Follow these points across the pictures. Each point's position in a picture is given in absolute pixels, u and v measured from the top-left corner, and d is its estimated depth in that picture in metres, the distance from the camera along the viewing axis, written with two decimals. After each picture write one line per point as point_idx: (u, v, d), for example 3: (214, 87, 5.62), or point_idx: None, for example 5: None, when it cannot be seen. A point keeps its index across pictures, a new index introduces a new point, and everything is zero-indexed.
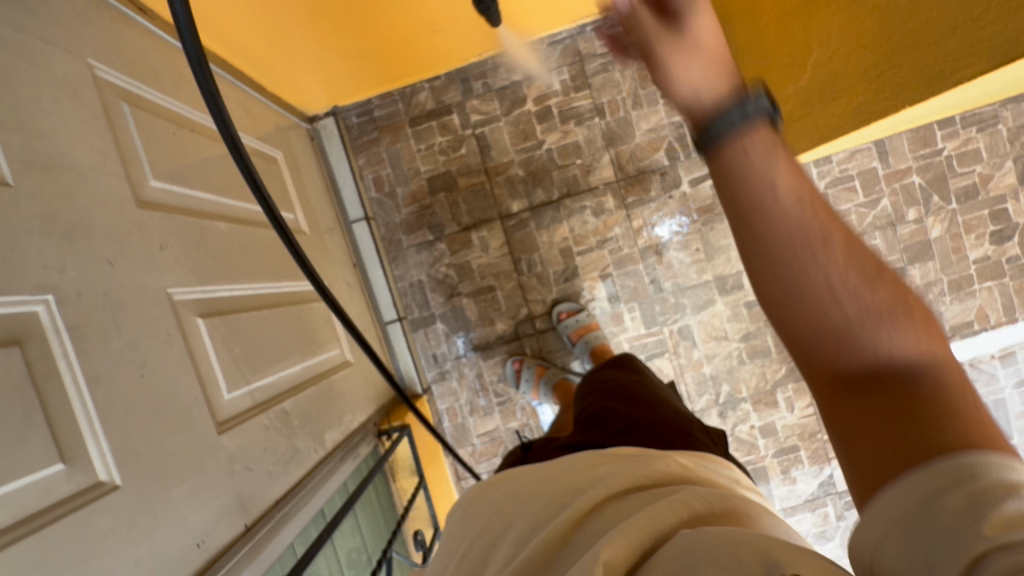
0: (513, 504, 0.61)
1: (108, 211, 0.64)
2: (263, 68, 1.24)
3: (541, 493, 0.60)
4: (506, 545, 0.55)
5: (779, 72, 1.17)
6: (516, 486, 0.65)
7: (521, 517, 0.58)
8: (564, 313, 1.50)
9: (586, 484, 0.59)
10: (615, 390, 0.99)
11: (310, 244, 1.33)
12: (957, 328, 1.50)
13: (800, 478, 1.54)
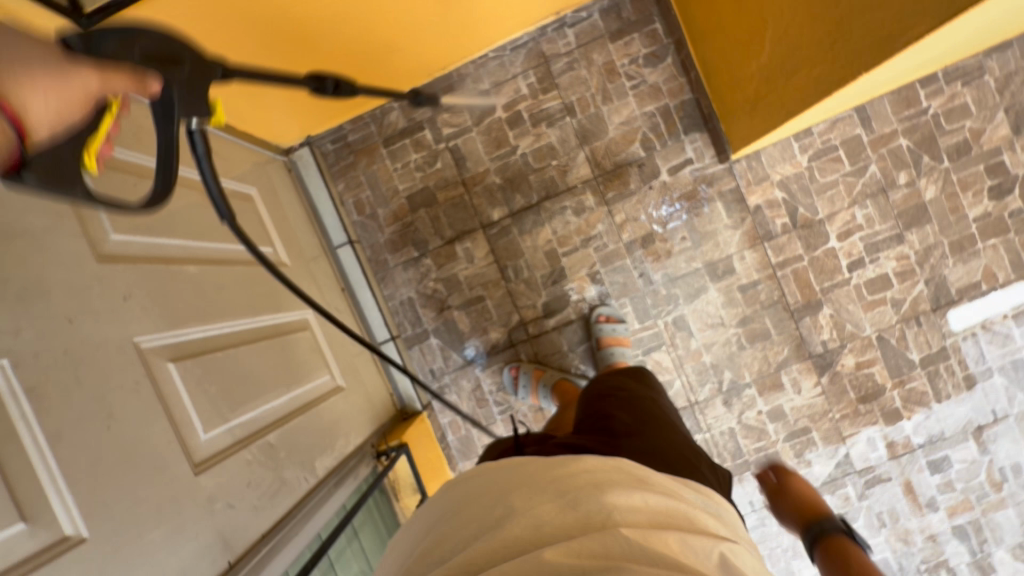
0: (504, 481, 0.69)
1: (65, 271, 0.67)
2: (227, 104, 1.24)
3: (535, 481, 0.67)
4: (488, 514, 0.64)
5: (744, 53, 1.16)
6: (513, 464, 0.73)
7: (508, 496, 0.66)
8: (605, 316, 1.47)
9: (576, 487, 0.65)
10: (624, 400, 0.96)
11: (295, 273, 1.35)
12: (964, 290, 1.44)
13: (815, 460, 1.50)
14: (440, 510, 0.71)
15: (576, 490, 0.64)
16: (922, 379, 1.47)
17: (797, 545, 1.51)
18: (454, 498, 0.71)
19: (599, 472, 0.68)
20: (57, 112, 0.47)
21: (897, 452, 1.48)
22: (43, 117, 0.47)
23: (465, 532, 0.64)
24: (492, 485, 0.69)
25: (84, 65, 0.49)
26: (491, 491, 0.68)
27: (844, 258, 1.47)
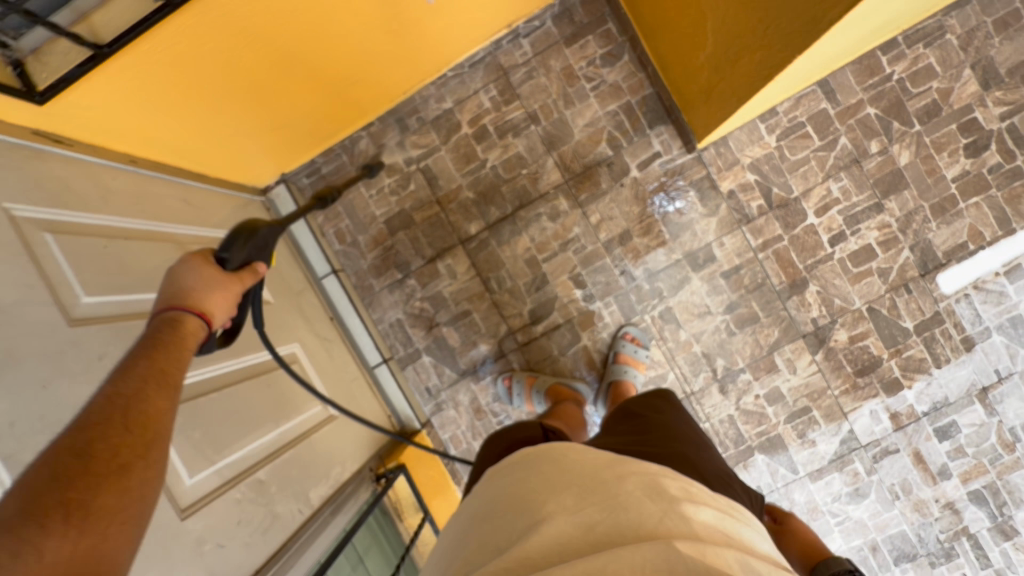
0: (550, 481, 0.67)
1: (37, 338, 0.70)
2: (206, 162, 1.22)
3: (584, 483, 0.65)
4: (536, 513, 0.62)
5: (689, 52, 1.21)
6: (559, 465, 0.70)
7: (556, 495, 0.63)
8: (630, 336, 1.49)
9: (624, 489, 0.63)
10: (655, 417, 0.96)
11: (283, 305, 1.36)
12: (951, 252, 1.42)
13: (819, 439, 1.48)
14: (483, 510, 0.69)
15: (627, 492, 0.62)
16: (918, 346, 1.44)
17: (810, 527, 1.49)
18: (496, 500, 0.69)
19: (646, 476, 0.66)
20: (221, 305, 0.73)
21: (902, 423, 1.46)
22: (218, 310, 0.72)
23: (512, 530, 0.62)
24: (538, 484, 0.67)
25: (232, 278, 0.76)
26: (536, 490, 0.66)
27: (824, 233, 1.46)
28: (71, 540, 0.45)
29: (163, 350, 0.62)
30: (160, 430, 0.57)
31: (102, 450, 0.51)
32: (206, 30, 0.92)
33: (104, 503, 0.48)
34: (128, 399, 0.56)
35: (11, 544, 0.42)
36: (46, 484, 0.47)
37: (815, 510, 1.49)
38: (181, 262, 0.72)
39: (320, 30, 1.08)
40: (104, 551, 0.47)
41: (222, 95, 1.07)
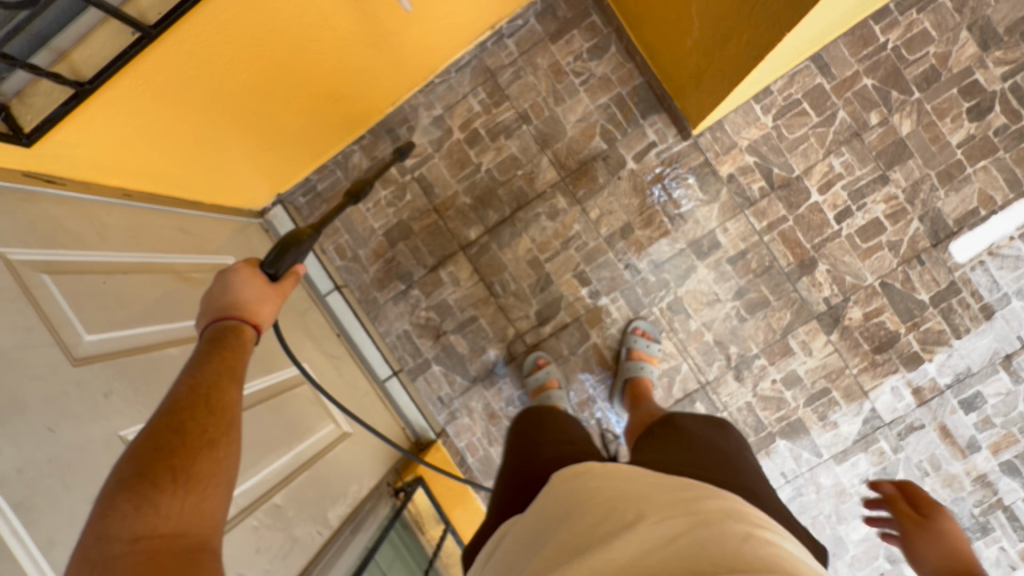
0: (623, 493, 0.61)
1: (40, 381, 0.69)
2: (199, 187, 1.22)
3: (663, 499, 0.60)
4: (614, 518, 0.57)
5: (675, 39, 1.20)
6: (628, 480, 0.65)
7: (632, 505, 0.58)
8: (641, 330, 1.47)
9: (708, 511, 0.58)
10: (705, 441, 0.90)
11: (290, 322, 1.35)
12: (962, 219, 1.39)
13: (841, 420, 1.45)
14: (543, 522, 0.63)
15: (711, 514, 0.58)
16: (937, 318, 1.41)
17: (840, 510, 1.46)
18: (555, 513, 0.63)
19: (725, 502, 0.62)
20: (271, 312, 0.74)
21: (925, 398, 1.42)
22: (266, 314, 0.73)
23: (583, 531, 0.56)
24: (611, 494, 0.61)
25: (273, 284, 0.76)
26: (606, 497, 0.61)
27: (830, 210, 1.43)
28: (179, 498, 0.52)
29: (229, 354, 0.65)
30: (235, 409, 0.62)
31: (193, 427, 0.57)
32: (182, 60, 0.89)
33: (200, 470, 0.55)
34: (208, 386, 0.61)
35: (134, 500, 0.51)
36: (152, 454, 0.54)
37: (843, 493, 1.46)
38: (230, 273, 0.73)
39: (297, 44, 1.05)
40: (203, 509, 0.54)
41: (207, 120, 1.06)
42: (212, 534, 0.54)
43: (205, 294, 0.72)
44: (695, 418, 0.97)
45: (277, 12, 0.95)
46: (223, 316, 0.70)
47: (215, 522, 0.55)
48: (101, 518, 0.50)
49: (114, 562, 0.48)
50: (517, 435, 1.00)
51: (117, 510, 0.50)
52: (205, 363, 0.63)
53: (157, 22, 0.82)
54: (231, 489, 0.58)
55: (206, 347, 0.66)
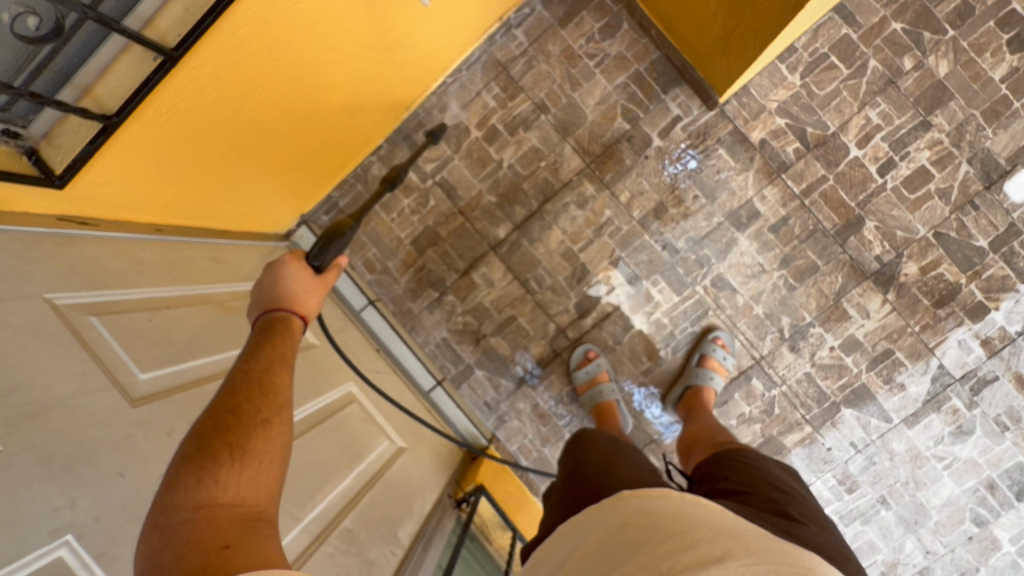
0: (708, 525, 0.53)
1: (104, 426, 0.67)
2: (224, 217, 1.20)
3: (757, 544, 0.51)
4: (700, 549, 0.48)
5: (693, 12, 1.29)
6: (715, 516, 0.56)
7: (720, 539, 0.50)
8: (720, 340, 1.41)
9: (813, 568, 0.49)
10: (778, 483, 0.87)
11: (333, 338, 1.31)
12: (1014, 156, 1.33)
13: (908, 381, 1.39)
14: (611, 541, 0.54)
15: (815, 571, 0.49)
16: (998, 264, 1.35)
17: (917, 475, 1.40)
18: (621, 535, 0.54)
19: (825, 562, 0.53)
20: (316, 304, 0.78)
21: (995, 348, 1.36)
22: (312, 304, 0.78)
23: (663, 556, 0.47)
24: (693, 522, 0.53)
25: (317, 275, 0.80)
26: (686, 523, 0.52)
27: (872, 164, 1.37)
28: (236, 471, 0.54)
29: (279, 342, 0.69)
30: (285, 394, 0.64)
31: (247, 407, 0.59)
32: (204, 85, 0.86)
33: (255, 446, 0.57)
34: (260, 372, 0.63)
35: (195, 472, 0.52)
36: (212, 431, 0.56)
37: (919, 457, 1.40)
38: (278, 264, 0.77)
39: (312, 58, 1.02)
40: (259, 482, 0.55)
41: (229, 147, 1.03)
42: (267, 507, 0.54)
43: (254, 286, 0.77)
44: (771, 464, 0.91)
45: (292, 27, 0.92)
46: (272, 307, 0.74)
47: (270, 496, 0.56)
48: (166, 489, 0.51)
49: (178, 528, 0.49)
50: (576, 453, 0.90)
51: (179, 480, 0.52)
52: (257, 350, 0.66)
53: (179, 44, 0.78)
54: (284, 467, 0.59)
55: (257, 336, 0.70)
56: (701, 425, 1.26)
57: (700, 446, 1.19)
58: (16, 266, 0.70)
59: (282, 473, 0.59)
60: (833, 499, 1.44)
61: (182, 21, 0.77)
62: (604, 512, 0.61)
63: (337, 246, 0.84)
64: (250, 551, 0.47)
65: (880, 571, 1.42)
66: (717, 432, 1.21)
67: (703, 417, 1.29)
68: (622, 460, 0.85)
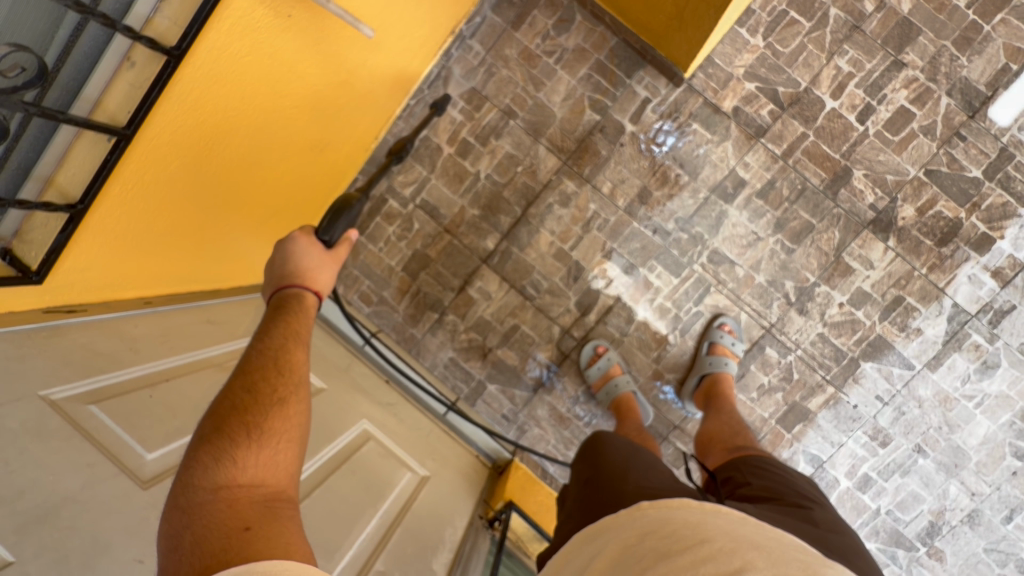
0: (729, 534, 0.52)
1: (117, 514, 0.67)
2: (213, 274, 1.20)
3: (778, 555, 0.49)
4: (719, 560, 0.47)
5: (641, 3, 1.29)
6: (734, 524, 0.55)
7: (740, 549, 0.49)
8: (726, 326, 1.40)
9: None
10: (799, 489, 0.84)
11: (341, 377, 1.30)
12: (994, 81, 1.30)
13: (924, 325, 1.36)
14: (630, 552, 0.53)
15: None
16: (996, 192, 1.32)
17: (950, 418, 1.37)
18: (636, 546, 0.53)
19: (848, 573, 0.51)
20: (330, 278, 0.79)
21: (1008, 277, 1.33)
22: (324, 277, 0.78)
23: (681, 567, 0.46)
24: (713, 532, 0.52)
25: (328, 252, 0.81)
26: (705, 533, 0.51)
27: (850, 113, 1.35)
28: (255, 450, 0.54)
29: (293, 319, 0.70)
30: (300, 374, 0.64)
31: (263, 386, 0.60)
32: (166, 153, 0.85)
33: (272, 426, 0.57)
34: (275, 352, 0.64)
35: (214, 451, 0.53)
36: (229, 412, 0.57)
37: (948, 400, 1.37)
38: (290, 240, 0.78)
39: (274, 102, 1.00)
40: (277, 463, 0.55)
41: (205, 206, 1.02)
42: (287, 487, 0.55)
43: (268, 262, 0.78)
44: (794, 470, 0.89)
45: (248, 80, 0.90)
46: (286, 285, 0.75)
47: (289, 478, 0.56)
48: (186, 471, 0.52)
49: (200, 509, 0.49)
50: (592, 456, 0.88)
51: (198, 461, 0.52)
52: (271, 329, 0.67)
53: (130, 120, 0.75)
54: (302, 447, 0.59)
55: (271, 314, 0.71)
56: (722, 421, 1.24)
57: (717, 448, 1.17)
58: (8, 368, 0.70)
59: (299, 454, 0.59)
60: (869, 456, 1.41)
61: (130, 96, 0.75)
62: (622, 526, 0.60)
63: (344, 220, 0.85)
64: (270, 535, 0.47)
65: (928, 521, 1.40)
66: (737, 431, 1.18)
67: (725, 411, 1.27)
68: (639, 462, 0.82)
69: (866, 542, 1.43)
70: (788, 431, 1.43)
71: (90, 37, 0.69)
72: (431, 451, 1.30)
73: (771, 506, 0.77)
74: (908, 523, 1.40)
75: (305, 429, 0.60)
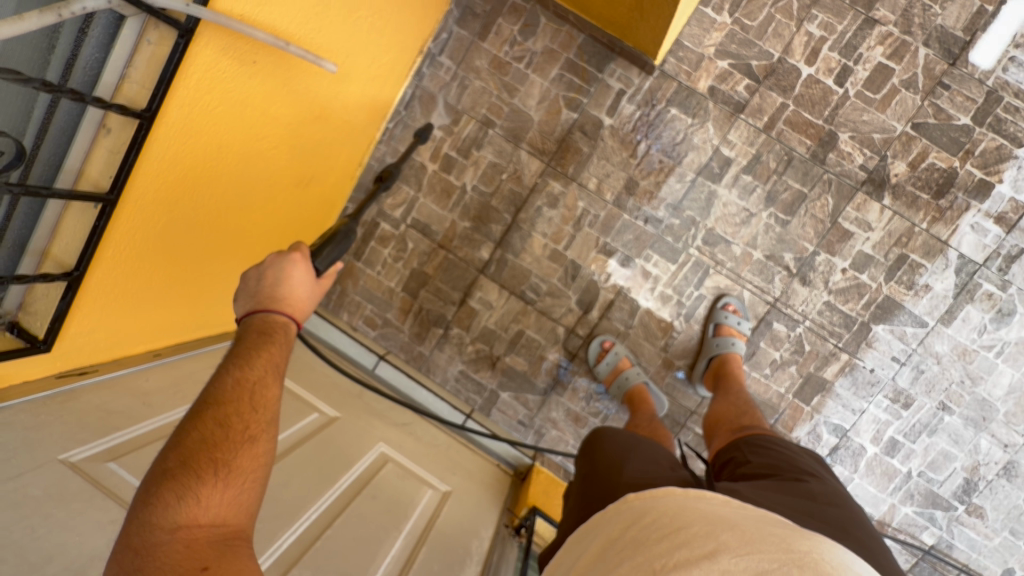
0: (707, 517, 0.52)
1: None
2: (214, 319, 1.22)
3: (754, 532, 0.49)
4: (693, 544, 0.47)
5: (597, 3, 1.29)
6: (714, 507, 0.55)
7: (715, 531, 0.49)
8: (730, 306, 1.39)
9: (811, 551, 0.47)
10: (797, 463, 0.83)
11: (353, 404, 1.32)
12: (971, 25, 1.28)
13: (932, 281, 1.34)
14: (612, 546, 0.54)
15: (813, 555, 0.46)
16: (988, 136, 1.29)
17: (971, 371, 1.34)
18: (619, 542, 0.54)
19: (829, 542, 0.50)
20: (311, 306, 0.75)
21: (1012, 221, 1.30)
22: (309, 302, 0.74)
23: (657, 555, 0.48)
24: (691, 517, 0.52)
25: (320, 279, 0.78)
26: (683, 519, 0.52)
27: (827, 77, 1.33)
28: (220, 490, 0.52)
29: (274, 347, 0.66)
30: (273, 409, 0.62)
31: (237, 421, 0.57)
32: (151, 210, 0.87)
33: (241, 465, 0.55)
34: (253, 383, 0.61)
35: (178, 489, 0.50)
36: (197, 446, 0.54)
37: (967, 353, 1.34)
38: (288, 263, 0.73)
39: (251, 146, 1.02)
40: (241, 502, 0.53)
41: (198, 256, 1.04)
42: (247, 526, 0.53)
43: (254, 275, 0.72)
44: (794, 445, 0.88)
45: (223, 127, 0.92)
46: (267, 308, 0.69)
47: (250, 517, 0.54)
48: (144, 507, 0.49)
49: (156, 551, 0.47)
50: (591, 453, 0.88)
51: (160, 498, 0.50)
52: (253, 357, 0.62)
53: (113, 185, 0.77)
54: (265, 485, 0.57)
55: (252, 338, 0.65)
56: (729, 402, 1.23)
57: (723, 429, 1.16)
58: (27, 438, 0.73)
59: (263, 490, 0.57)
60: (893, 419, 1.39)
61: (110, 162, 0.77)
62: (612, 516, 0.61)
63: (337, 249, 0.83)
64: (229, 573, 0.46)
65: (962, 478, 1.37)
66: (743, 410, 1.18)
67: (732, 392, 1.27)
68: (636, 453, 0.82)
69: (902, 507, 1.40)
70: (807, 404, 1.42)
71: (65, 111, 0.72)
72: (451, 467, 1.31)
73: (767, 481, 0.76)
74: (942, 482, 1.38)
75: (271, 466, 0.58)
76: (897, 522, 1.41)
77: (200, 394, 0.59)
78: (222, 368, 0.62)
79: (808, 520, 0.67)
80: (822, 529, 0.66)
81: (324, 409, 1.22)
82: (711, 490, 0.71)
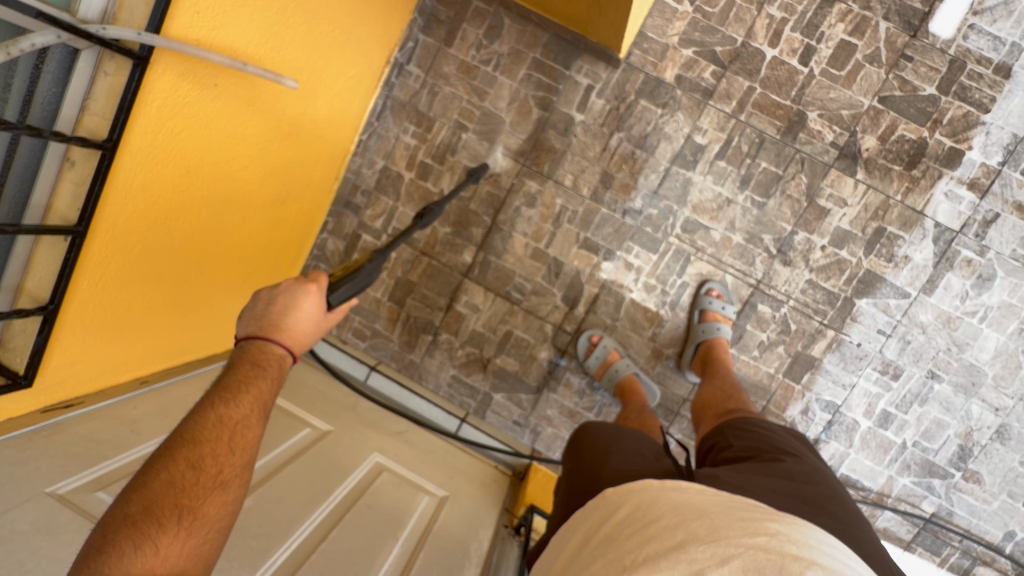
0: (679, 508, 0.52)
1: None
2: (200, 342, 1.23)
3: (722, 519, 0.49)
4: (662, 537, 0.48)
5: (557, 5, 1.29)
6: (686, 496, 0.56)
7: (683, 522, 0.49)
8: (713, 291, 1.40)
9: (778, 533, 0.47)
10: (777, 444, 0.84)
11: (345, 416, 1.32)
12: None
13: (912, 252, 1.35)
14: (588, 542, 0.56)
15: (778, 537, 0.46)
16: (955, 105, 1.30)
17: (957, 338, 1.35)
18: (593, 539, 0.55)
19: (800, 523, 0.51)
20: (313, 338, 0.72)
21: (985, 187, 1.31)
22: (310, 334, 0.71)
23: (627, 551, 0.49)
24: (662, 509, 0.53)
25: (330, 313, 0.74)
26: (655, 511, 0.53)
27: (792, 57, 1.34)
28: (180, 539, 0.53)
29: (262, 382, 0.65)
30: (249, 451, 0.62)
31: (209, 464, 0.57)
32: (123, 238, 0.87)
33: (206, 513, 0.55)
34: (235, 423, 0.61)
35: (136, 537, 0.50)
36: (165, 490, 0.54)
37: (951, 320, 1.35)
38: (302, 293, 0.70)
39: (223, 166, 1.03)
40: (198, 553, 0.54)
41: (177, 279, 1.05)
42: None
43: (265, 299, 0.71)
44: (776, 425, 0.89)
45: (191, 149, 0.93)
46: (269, 337, 0.68)
47: (204, 565, 0.55)
48: (96, 554, 0.49)
49: None
50: (577, 447, 0.89)
51: (116, 546, 0.49)
52: (241, 394, 0.62)
53: (81, 217, 0.78)
54: (225, 531, 0.58)
55: (244, 369, 0.65)
56: (716, 386, 1.24)
57: (709, 413, 1.17)
58: (13, 472, 0.74)
59: (222, 537, 0.58)
60: (884, 392, 1.39)
61: (76, 194, 0.77)
62: (591, 512, 0.61)
63: (358, 283, 0.77)
64: None
65: (957, 445, 1.38)
66: (728, 395, 1.18)
67: (720, 375, 1.28)
68: (623, 444, 0.83)
69: (900, 478, 1.40)
70: (797, 382, 1.42)
71: (27, 148, 0.72)
72: (447, 471, 1.31)
73: (746, 464, 0.77)
74: (937, 451, 1.38)
75: (232, 516, 0.59)
76: (896, 493, 1.41)
77: (176, 429, 0.59)
78: (206, 400, 0.62)
79: (784, 501, 0.67)
80: (799, 509, 0.67)
81: (315, 423, 1.22)
82: (692, 478, 0.71)
